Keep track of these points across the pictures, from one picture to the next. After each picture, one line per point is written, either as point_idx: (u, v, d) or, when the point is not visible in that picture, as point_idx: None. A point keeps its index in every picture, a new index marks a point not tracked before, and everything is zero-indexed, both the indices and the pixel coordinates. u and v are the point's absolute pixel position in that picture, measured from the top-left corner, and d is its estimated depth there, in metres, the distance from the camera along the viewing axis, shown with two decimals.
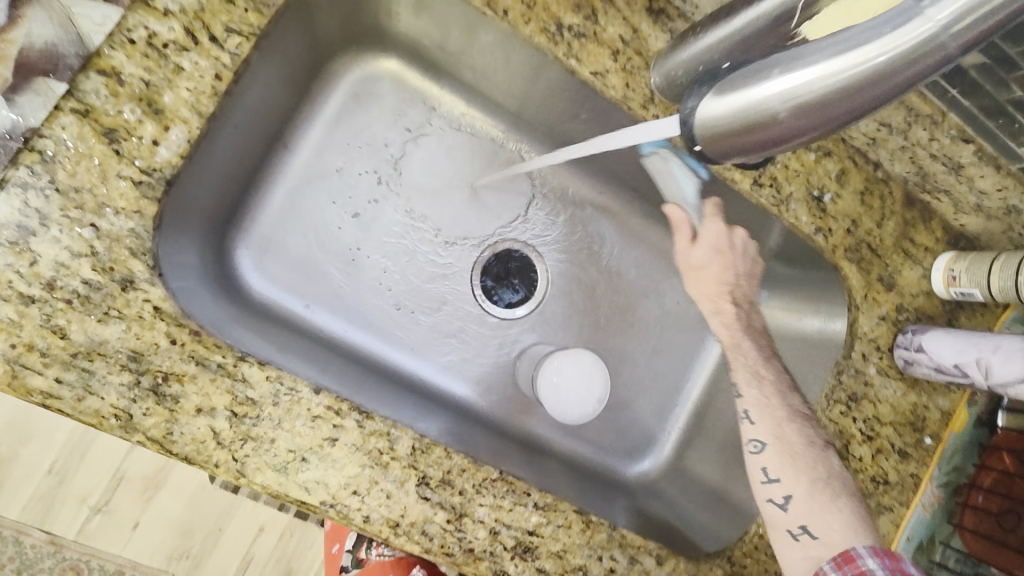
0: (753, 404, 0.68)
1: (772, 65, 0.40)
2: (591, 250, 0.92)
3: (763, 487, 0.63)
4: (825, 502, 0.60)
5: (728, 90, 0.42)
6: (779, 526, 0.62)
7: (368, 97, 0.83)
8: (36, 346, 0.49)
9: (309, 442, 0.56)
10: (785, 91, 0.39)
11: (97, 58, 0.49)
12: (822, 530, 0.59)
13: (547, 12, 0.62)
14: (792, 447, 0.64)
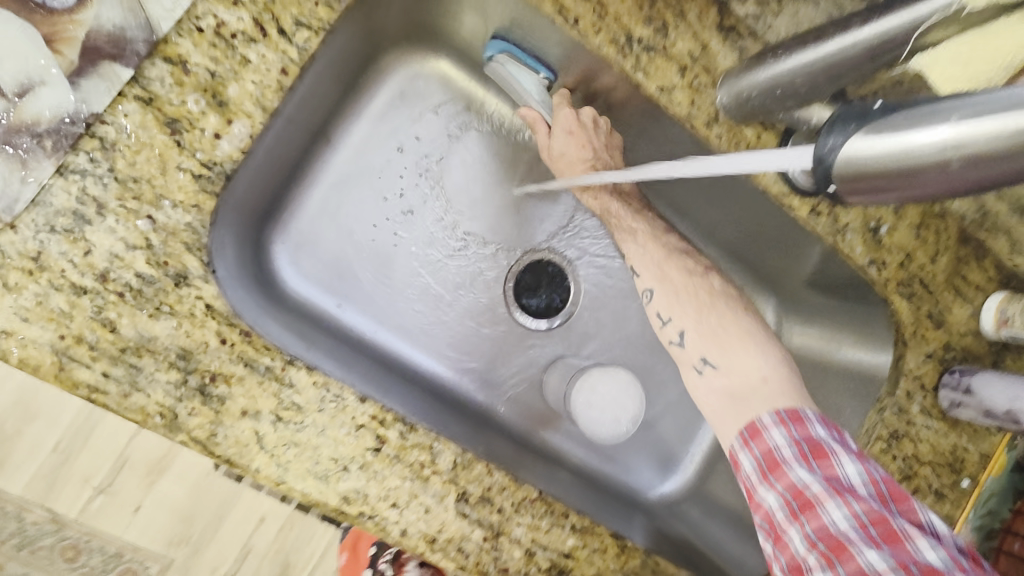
0: (662, 300, 0.64)
1: (943, 108, 0.34)
2: (627, 266, 0.91)
3: (687, 357, 0.60)
4: (716, 328, 0.60)
5: (887, 128, 0.36)
6: (683, 366, 0.61)
7: (415, 96, 0.81)
8: (84, 338, 0.47)
9: (351, 451, 0.54)
10: (958, 138, 0.33)
11: (163, 45, 0.48)
12: (734, 364, 0.57)
13: (618, 22, 0.60)
14: (713, 325, 0.60)
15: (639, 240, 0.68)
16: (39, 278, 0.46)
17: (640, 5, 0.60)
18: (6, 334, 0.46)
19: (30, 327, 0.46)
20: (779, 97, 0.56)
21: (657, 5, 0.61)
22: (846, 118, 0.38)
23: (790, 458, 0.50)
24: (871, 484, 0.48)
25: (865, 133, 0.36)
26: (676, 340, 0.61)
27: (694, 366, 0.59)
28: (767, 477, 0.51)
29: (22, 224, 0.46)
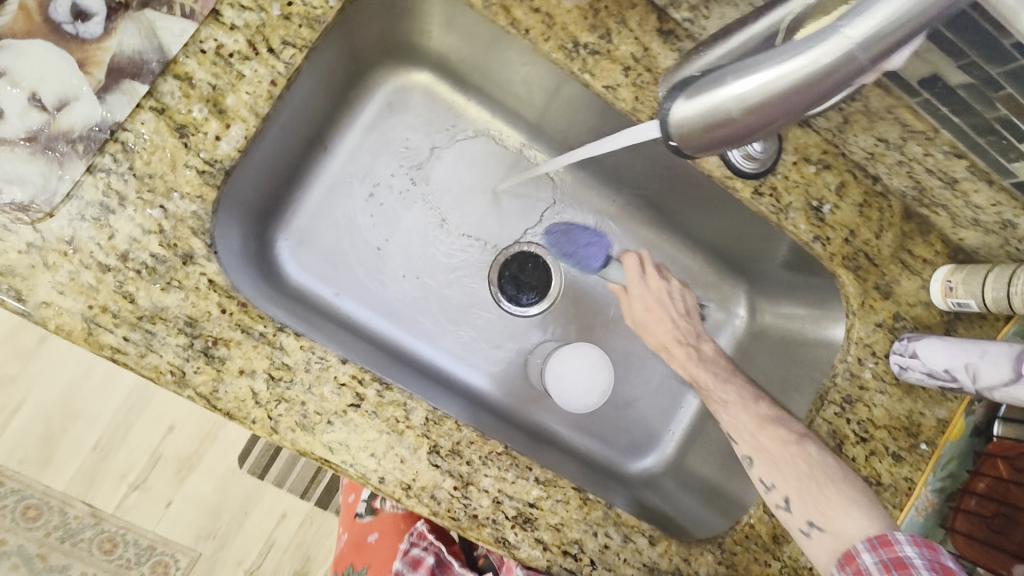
0: (762, 468, 0.69)
1: (728, 70, 0.41)
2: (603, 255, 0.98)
3: (769, 497, 0.68)
4: (817, 493, 0.65)
5: (699, 91, 0.42)
6: (791, 528, 0.66)
7: (402, 107, 0.91)
8: (109, 307, 0.57)
9: (334, 407, 0.62)
10: (740, 92, 0.39)
11: (173, 65, 0.58)
12: (838, 524, 0.63)
13: (565, 30, 0.68)
14: (784, 461, 0.67)
15: (744, 427, 0.71)
16: (73, 258, 0.56)
17: (585, 15, 0.69)
18: (47, 304, 0.55)
19: (65, 298, 0.56)
20: None
21: (601, 15, 0.69)
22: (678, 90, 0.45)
23: (916, 567, 0.57)
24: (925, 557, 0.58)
25: (683, 97, 0.43)
26: (781, 502, 0.67)
27: (777, 504, 0.67)
28: (893, 575, 0.57)
29: (58, 213, 0.56)
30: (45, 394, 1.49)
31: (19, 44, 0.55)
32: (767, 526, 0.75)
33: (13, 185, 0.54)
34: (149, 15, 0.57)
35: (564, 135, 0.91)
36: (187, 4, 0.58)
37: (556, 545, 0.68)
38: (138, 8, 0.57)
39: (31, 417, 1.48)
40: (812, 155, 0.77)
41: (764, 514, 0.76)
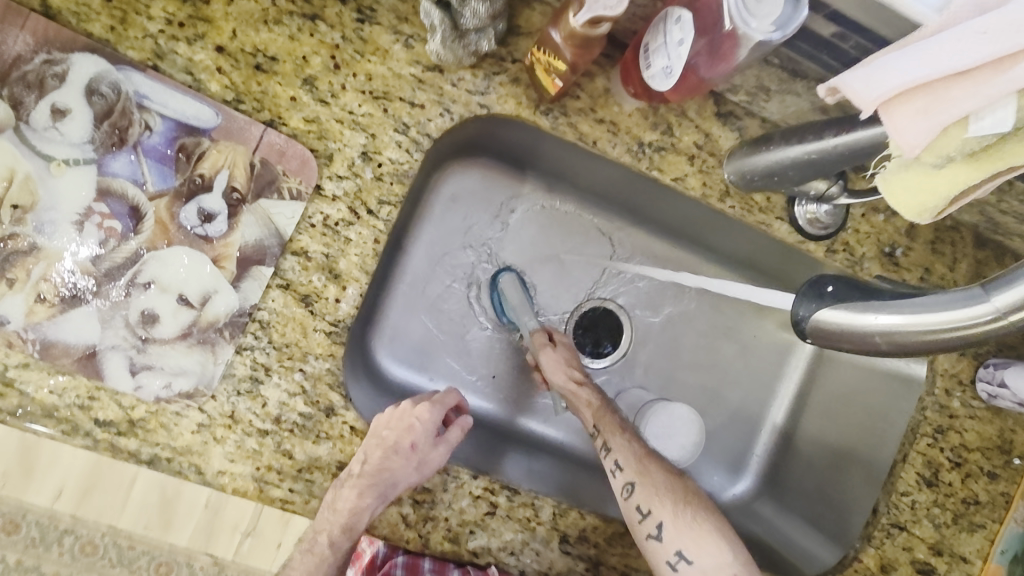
0: (641, 493, 0.72)
1: (878, 303, 0.45)
2: (662, 297, 0.98)
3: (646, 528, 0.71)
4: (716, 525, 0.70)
5: (845, 306, 0.46)
6: (659, 558, 0.70)
7: (466, 196, 0.92)
8: (273, 466, 0.64)
9: (473, 517, 0.69)
10: (889, 327, 0.44)
11: (291, 243, 0.64)
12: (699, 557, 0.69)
13: (630, 134, 0.70)
14: (678, 498, 0.72)
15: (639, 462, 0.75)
16: (236, 429, 0.63)
17: (648, 115, 0.71)
18: (222, 472, 0.63)
19: (236, 465, 0.63)
20: (777, 180, 0.66)
21: (661, 111, 0.71)
22: (815, 292, 0.49)
23: None
24: None
25: (826, 305, 0.48)
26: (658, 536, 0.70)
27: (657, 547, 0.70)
28: None
29: (219, 393, 0.63)
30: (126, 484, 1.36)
31: (163, 253, 0.61)
32: (875, 557, 0.81)
33: (178, 377, 0.61)
34: (263, 203, 0.62)
35: (624, 198, 0.92)
36: (294, 186, 0.62)
37: None
38: (253, 199, 0.62)
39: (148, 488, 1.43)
40: (881, 204, 0.78)
41: (872, 548, 0.82)
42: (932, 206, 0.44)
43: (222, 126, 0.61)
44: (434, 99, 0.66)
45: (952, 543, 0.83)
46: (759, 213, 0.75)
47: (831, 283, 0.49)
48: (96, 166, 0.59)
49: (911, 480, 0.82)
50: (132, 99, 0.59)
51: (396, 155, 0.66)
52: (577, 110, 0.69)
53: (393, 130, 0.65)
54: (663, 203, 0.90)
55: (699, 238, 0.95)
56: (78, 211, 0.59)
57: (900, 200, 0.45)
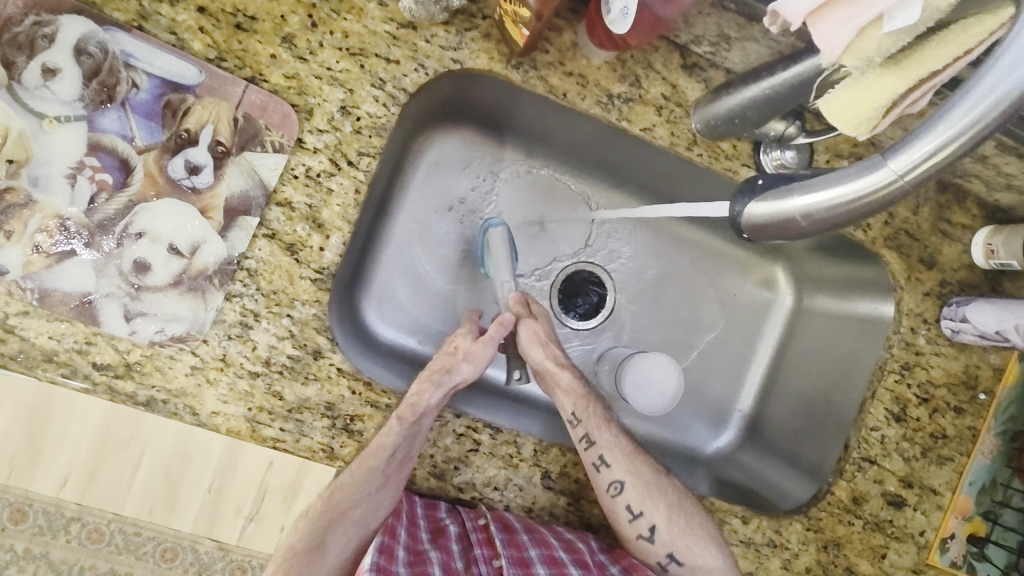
0: (602, 436, 0.76)
1: (797, 185, 0.46)
2: (641, 254, 1.00)
3: (603, 479, 0.75)
4: (684, 527, 0.76)
5: (769, 196, 0.47)
6: (600, 486, 0.76)
7: (448, 160, 0.94)
8: (264, 407, 0.68)
9: (457, 454, 0.73)
10: (807, 206, 0.44)
11: (275, 193, 0.67)
12: (652, 513, 0.76)
13: (599, 87, 0.73)
14: (644, 478, 0.77)
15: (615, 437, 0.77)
16: (228, 372, 0.67)
17: (615, 67, 0.73)
18: (215, 414, 0.67)
19: (229, 406, 0.67)
20: (737, 124, 0.69)
21: (628, 64, 0.73)
22: (746, 190, 0.50)
23: None
24: None
25: (756, 198, 0.48)
26: (616, 488, 0.75)
27: (606, 484, 0.75)
28: None
29: (211, 338, 0.66)
30: None
31: (153, 205, 0.64)
32: (846, 490, 0.85)
33: (171, 322, 0.65)
34: (247, 155, 0.65)
35: (603, 158, 0.94)
36: (276, 139, 0.65)
37: None
38: (238, 152, 0.65)
39: None
40: (844, 151, 0.77)
41: (844, 481, 0.86)
42: (867, 117, 0.48)
43: (205, 83, 0.64)
44: (409, 55, 0.69)
45: (922, 476, 0.87)
46: (725, 161, 0.77)
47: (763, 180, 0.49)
48: (86, 122, 0.62)
49: (880, 416, 0.86)
50: (119, 58, 0.62)
51: (374, 109, 0.69)
52: (546, 63, 0.72)
53: (370, 85, 0.68)
54: (644, 162, 0.92)
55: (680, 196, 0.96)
56: (71, 166, 0.62)
57: (837, 118, 0.49)
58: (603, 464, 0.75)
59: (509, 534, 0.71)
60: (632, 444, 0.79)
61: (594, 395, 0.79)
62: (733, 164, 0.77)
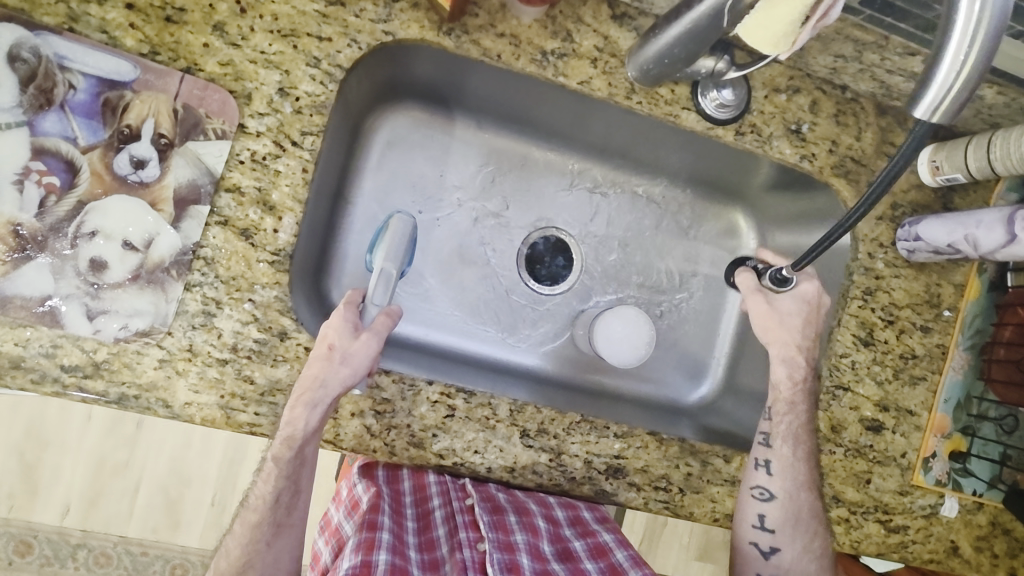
0: (777, 472, 0.80)
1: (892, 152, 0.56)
2: (603, 215, 1.03)
3: (756, 477, 0.81)
4: (806, 567, 0.80)
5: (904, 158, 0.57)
6: (745, 518, 0.81)
7: (400, 141, 0.95)
8: (236, 393, 0.69)
9: (433, 421, 0.74)
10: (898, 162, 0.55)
11: (223, 180, 0.68)
12: (783, 539, 0.80)
13: (532, 45, 0.75)
14: (795, 509, 0.80)
15: (794, 459, 0.81)
16: (197, 361, 0.68)
17: (546, 25, 0.76)
18: (188, 404, 0.67)
19: (201, 395, 0.68)
20: (668, 64, 0.71)
21: (558, 20, 0.76)
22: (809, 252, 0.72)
23: None
24: None
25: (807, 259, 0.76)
26: (762, 493, 0.80)
27: (754, 484, 0.81)
28: None
29: (175, 329, 0.67)
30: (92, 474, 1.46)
31: (102, 203, 0.65)
32: (824, 420, 0.86)
33: (134, 317, 0.66)
34: (191, 145, 0.66)
35: (552, 123, 0.96)
36: (218, 126, 0.67)
37: (646, 483, 0.80)
38: (181, 143, 0.66)
39: (149, 492, 1.48)
40: (781, 84, 0.83)
41: (821, 411, 0.87)
42: (783, 35, 0.55)
43: (141, 78, 0.65)
44: (340, 31, 0.70)
45: (896, 399, 0.88)
46: (666, 105, 0.79)
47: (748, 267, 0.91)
48: (27, 128, 0.63)
49: (849, 341, 0.87)
50: (53, 61, 0.63)
51: (312, 88, 0.70)
52: (477, 27, 0.74)
53: (306, 65, 0.69)
54: (593, 122, 0.93)
55: (633, 153, 0.98)
56: (17, 172, 0.63)
57: (754, 37, 0.56)
58: (763, 466, 0.81)
59: (495, 514, 0.71)
60: (808, 478, 0.81)
61: (801, 407, 0.82)
62: (673, 108, 0.80)
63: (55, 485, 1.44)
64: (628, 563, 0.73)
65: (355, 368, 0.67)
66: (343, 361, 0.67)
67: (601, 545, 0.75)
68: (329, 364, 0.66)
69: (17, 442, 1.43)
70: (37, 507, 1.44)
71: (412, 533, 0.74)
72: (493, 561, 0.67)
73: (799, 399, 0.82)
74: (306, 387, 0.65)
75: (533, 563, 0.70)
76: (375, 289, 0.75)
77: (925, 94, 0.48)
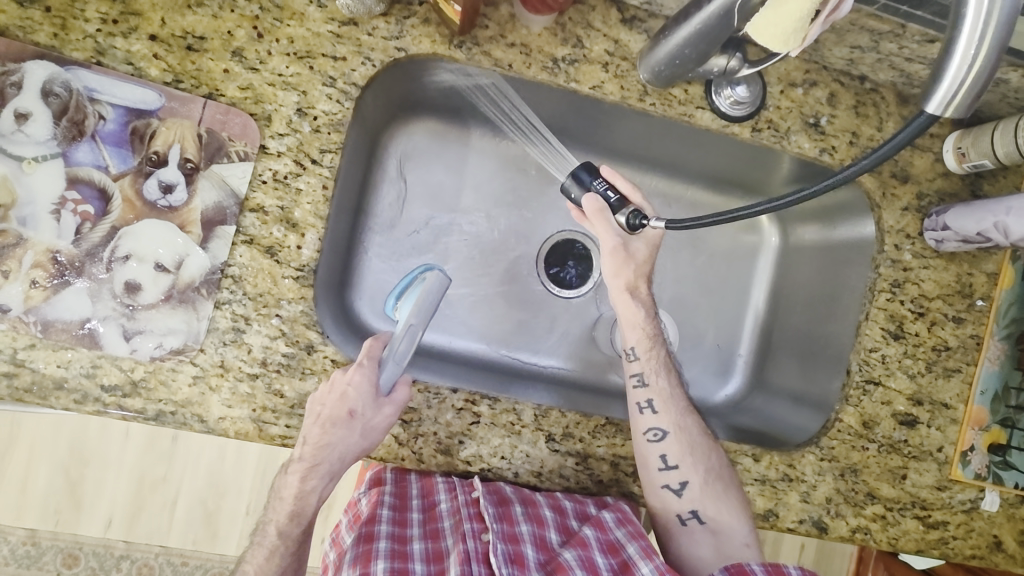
0: (659, 418, 0.77)
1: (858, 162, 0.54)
2: None
3: (644, 421, 0.77)
4: (717, 492, 0.76)
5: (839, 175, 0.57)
6: (653, 478, 0.77)
7: (417, 153, 0.97)
8: (267, 406, 0.70)
9: (459, 428, 0.75)
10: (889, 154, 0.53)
11: (247, 200, 0.70)
12: (687, 469, 0.77)
13: (543, 53, 0.76)
14: (688, 438, 0.78)
15: (670, 388, 0.79)
16: (228, 376, 0.70)
17: (556, 32, 0.76)
18: (222, 418, 0.69)
19: (234, 409, 0.70)
20: (680, 65, 0.71)
21: (568, 27, 0.76)
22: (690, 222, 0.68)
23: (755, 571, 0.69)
24: None
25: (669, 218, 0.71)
26: (655, 435, 0.76)
27: (644, 428, 0.77)
28: None
29: (207, 345, 0.69)
30: (133, 488, 1.50)
31: (134, 227, 0.67)
32: (855, 416, 0.85)
33: (168, 336, 0.68)
34: (215, 168, 0.68)
35: (567, 130, 0.96)
36: (241, 148, 0.69)
37: None
38: (206, 166, 0.68)
39: (187, 504, 1.52)
40: (796, 78, 0.82)
41: (850, 407, 0.85)
42: (793, 32, 0.54)
43: (166, 106, 0.67)
44: (354, 50, 0.72)
45: (930, 392, 0.86)
46: (679, 106, 0.79)
47: (575, 195, 0.78)
48: (62, 159, 0.65)
49: (878, 335, 0.86)
50: (82, 94, 0.66)
51: (329, 107, 0.71)
52: (488, 38, 0.75)
53: (322, 84, 0.71)
54: (607, 125, 0.93)
55: (650, 154, 0.98)
56: (53, 201, 0.66)
57: (761, 35, 0.56)
58: (649, 407, 0.77)
59: (501, 506, 0.71)
60: (687, 402, 0.80)
61: (660, 337, 0.81)
62: (687, 108, 0.80)
63: (97, 499, 1.49)
64: (625, 537, 0.71)
65: (372, 439, 0.69)
66: (362, 434, 0.68)
67: (600, 519, 0.73)
68: (348, 434, 0.68)
69: (62, 458, 1.48)
70: (81, 520, 1.50)
71: (417, 526, 0.75)
72: (497, 551, 0.68)
73: (657, 331, 0.80)
74: (319, 451, 0.68)
75: (537, 554, 0.71)
76: (400, 346, 0.71)
77: (938, 88, 0.48)
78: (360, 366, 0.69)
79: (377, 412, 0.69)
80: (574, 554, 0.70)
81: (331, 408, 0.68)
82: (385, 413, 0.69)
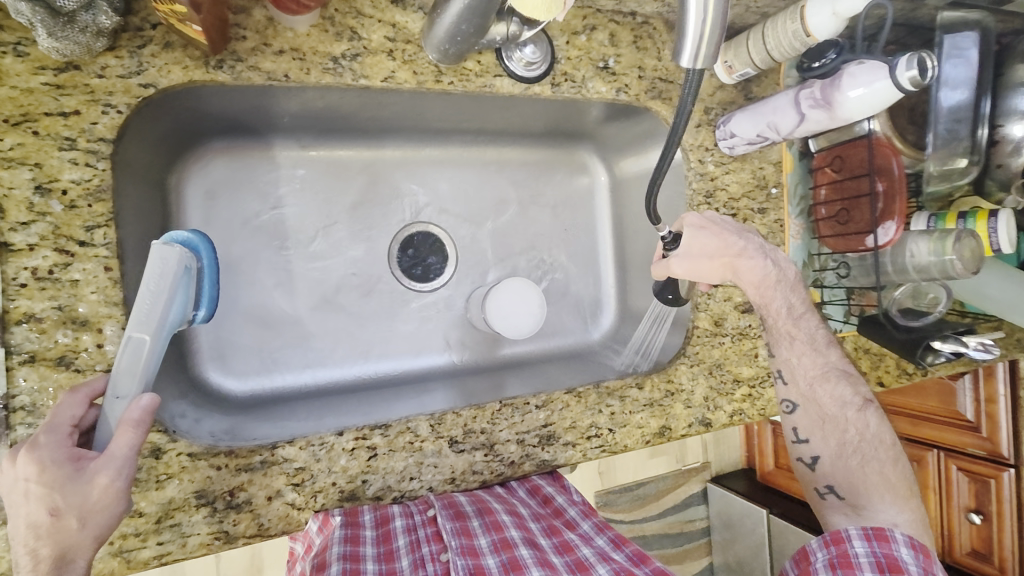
0: (793, 393, 0.81)
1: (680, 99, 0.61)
2: (456, 195, 1.00)
3: (779, 392, 0.83)
4: (854, 466, 0.75)
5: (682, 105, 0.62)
6: (795, 454, 0.81)
7: (220, 188, 0.86)
8: (126, 532, 0.61)
9: (357, 469, 0.71)
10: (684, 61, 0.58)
11: (8, 313, 0.56)
12: (818, 444, 0.78)
13: (318, 54, 0.69)
14: (821, 411, 0.79)
15: (797, 359, 0.82)
16: None
17: (325, 28, 0.69)
18: None
19: None
20: (463, 40, 0.69)
21: (337, 20, 0.69)
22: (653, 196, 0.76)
23: (848, 536, 0.68)
24: (873, 561, 0.66)
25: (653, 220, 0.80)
26: (787, 407, 0.82)
27: (779, 399, 0.83)
28: None
29: None
30: None
31: None
32: (707, 319, 0.94)
33: None
34: None
35: (374, 123, 0.90)
36: None
37: (580, 438, 0.83)
38: None
39: None
40: (577, 26, 0.83)
41: (701, 312, 0.95)
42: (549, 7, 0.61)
43: None
44: (87, 99, 0.59)
45: None
46: (477, 78, 0.78)
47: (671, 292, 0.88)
48: None
49: None
50: None
51: (78, 174, 0.59)
52: (250, 50, 0.66)
53: (59, 149, 0.58)
54: (412, 109, 0.88)
55: (467, 127, 0.96)
56: None
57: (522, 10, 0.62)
58: (780, 378, 0.83)
59: (458, 521, 0.70)
60: (822, 369, 0.80)
61: (777, 304, 0.82)
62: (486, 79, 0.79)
63: None
64: (596, 558, 0.71)
65: (103, 524, 0.49)
66: (81, 524, 0.48)
67: (569, 544, 0.74)
68: (59, 536, 0.47)
69: None
70: None
71: (372, 544, 0.69)
72: (457, 568, 0.67)
73: (771, 295, 0.82)
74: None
75: (498, 557, 0.69)
76: (120, 362, 0.56)
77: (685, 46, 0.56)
78: (25, 450, 0.48)
79: (89, 487, 0.49)
80: (531, 551, 0.70)
81: (20, 519, 0.47)
82: (102, 483, 0.49)
